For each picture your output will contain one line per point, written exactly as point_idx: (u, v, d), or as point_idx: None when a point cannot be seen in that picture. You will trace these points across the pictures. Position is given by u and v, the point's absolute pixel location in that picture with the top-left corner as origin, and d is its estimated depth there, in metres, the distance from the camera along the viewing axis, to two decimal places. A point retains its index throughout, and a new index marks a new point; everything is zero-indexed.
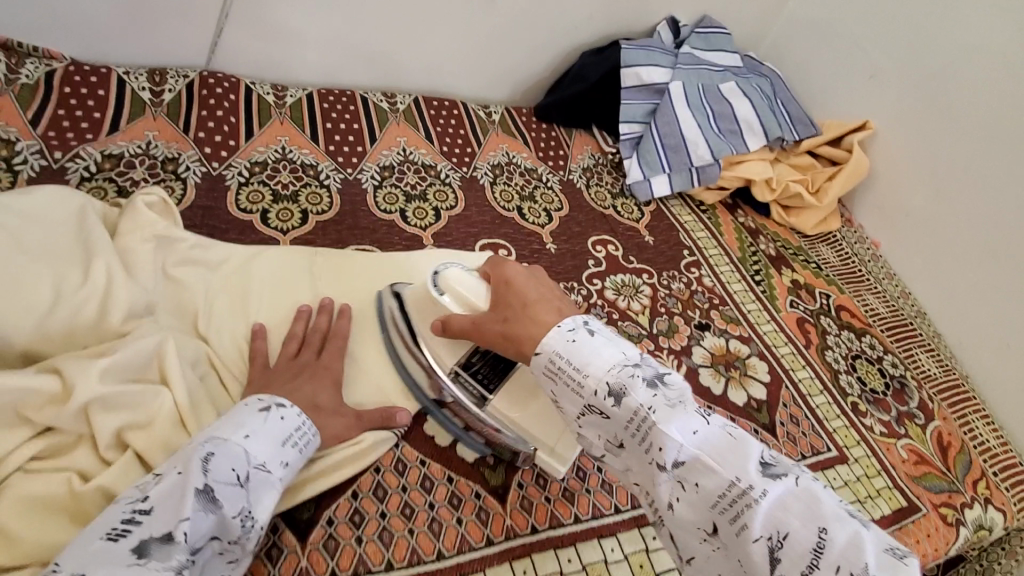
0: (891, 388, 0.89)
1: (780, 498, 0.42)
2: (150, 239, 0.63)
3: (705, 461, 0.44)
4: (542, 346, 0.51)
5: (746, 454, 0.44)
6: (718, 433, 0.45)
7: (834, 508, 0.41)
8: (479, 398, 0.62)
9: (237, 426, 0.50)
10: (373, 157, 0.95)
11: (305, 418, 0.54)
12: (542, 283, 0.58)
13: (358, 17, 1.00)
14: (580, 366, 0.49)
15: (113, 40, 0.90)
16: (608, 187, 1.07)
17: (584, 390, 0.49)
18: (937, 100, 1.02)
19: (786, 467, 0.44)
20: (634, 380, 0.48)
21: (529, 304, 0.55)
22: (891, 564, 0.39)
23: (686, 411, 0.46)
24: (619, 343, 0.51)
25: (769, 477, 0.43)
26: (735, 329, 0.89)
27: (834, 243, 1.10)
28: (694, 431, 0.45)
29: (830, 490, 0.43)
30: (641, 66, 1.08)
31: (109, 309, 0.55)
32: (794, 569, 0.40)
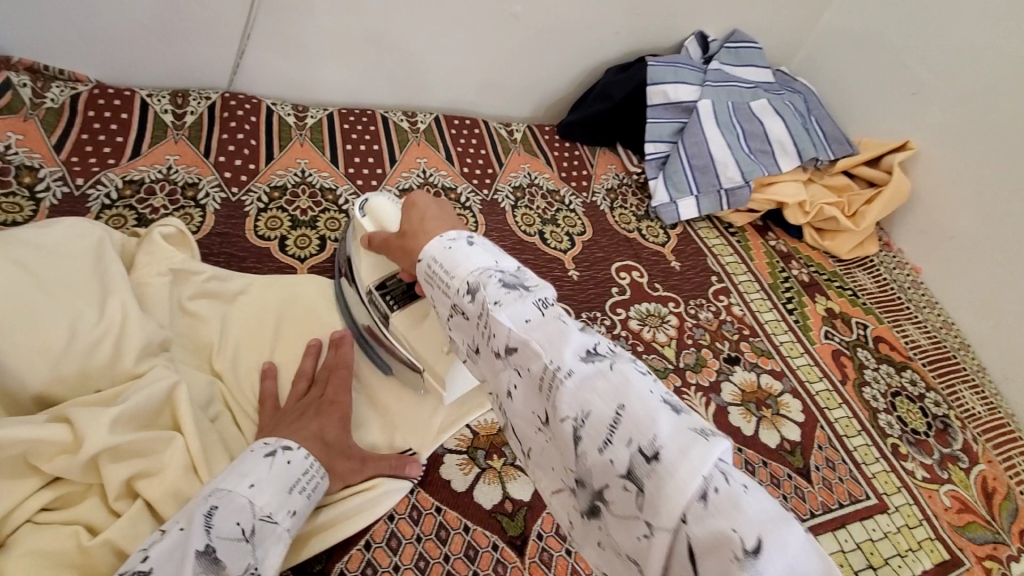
0: (933, 429, 0.84)
1: (590, 379, 0.38)
2: (166, 273, 0.63)
3: (532, 346, 0.41)
4: (426, 254, 0.50)
5: (570, 339, 0.40)
6: (551, 319, 0.42)
7: (641, 389, 0.37)
8: (383, 317, 0.64)
9: (241, 474, 0.48)
10: (393, 179, 0.93)
11: (313, 458, 0.53)
12: (444, 208, 0.58)
13: (380, 37, 0.99)
14: (449, 269, 0.48)
15: (138, 63, 0.90)
16: (633, 209, 1.03)
17: (449, 290, 0.47)
18: (984, 120, 0.96)
19: (613, 355, 0.40)
20: (490, 279, 0.45)
21: (426, 218, 0.55)
22: (690, 439, 0.34)
23: (524, 300, 0.43)
24: (496, 255, 0.49)
25: (583, 360, 0.39)
26: (767, 362, 0.84)
27: (871, 269, 1.05)
28: (525, 319, 0.42)
29: (651, 378, 0.39)
30: (668, 84, 1.04)
31: (122, 350, 0.54)
32: (592, 446, 0.37)
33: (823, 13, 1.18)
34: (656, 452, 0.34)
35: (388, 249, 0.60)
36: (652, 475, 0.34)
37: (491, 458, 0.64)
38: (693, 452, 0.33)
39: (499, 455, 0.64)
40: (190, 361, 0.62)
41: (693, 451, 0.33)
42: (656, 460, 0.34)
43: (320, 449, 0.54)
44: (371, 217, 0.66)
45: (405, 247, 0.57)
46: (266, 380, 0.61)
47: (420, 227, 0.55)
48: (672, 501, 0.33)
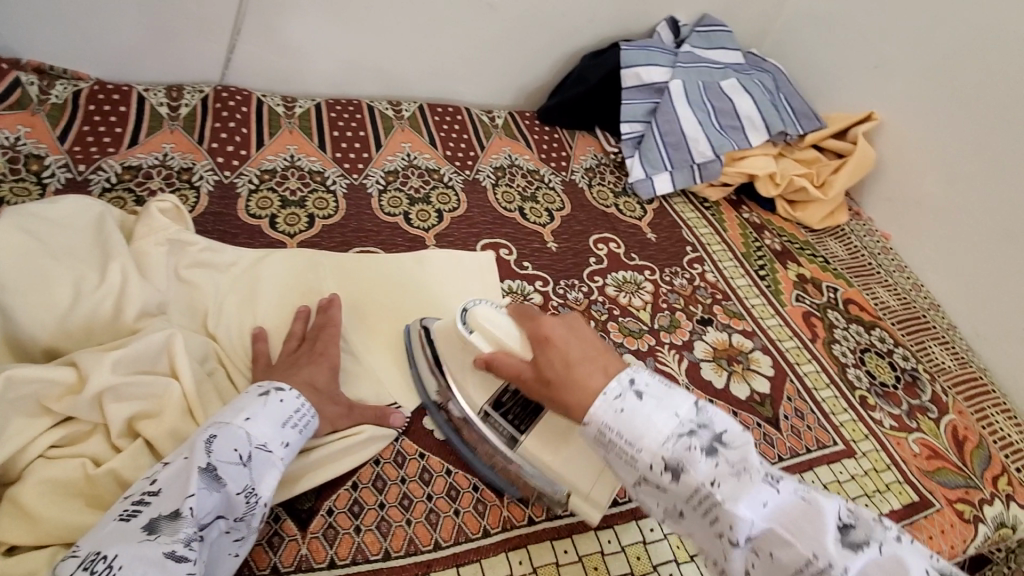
0: (902, 381, 0.86)
1: (861, 567, 0.42)
2: (164, 242, 0.67)
3: (780, 532, 0.44)
4: (591, 417, 0.50)
5: (823, 526, 0.43)
6: (792, 500, 0.45)
7: (917, 571, 0.42)
8: (509, 440, 0.60)
9: (237, 410, 0.52)
10: (378, 162, 0.98)
11: (305, 399, 0.57)
12: (582, 336, 0.56)
13: (364, 29, 1.04)
14: (632, 440, 0.48)
15: (134, 59, 0.95)
16: (611, 186, 1.08)
17: (639, 466, 0.48)
18: (942, 89, 1.01)
19: (860, 522, 0.44)
20: (693, 453, 0.46)
21: (571, 365, 0.53)
22: None
23: (753, 480, 0.46)
24: (666, 401, 0.49)
25: (845, 544, 0.43)
26: (739, 323, 0.88)
27: (842, 238, 1.09)
28: (766, 505, 0.45)
29: (909, 547, 0.43)
30: (640, 66, 1.09)
31: (123, 308, 0.58)
32: None
33: None
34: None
35: (526, 389, 0.57)
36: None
37: None
38: None
39: None
40: (186, 324, 0.66)
41: None
42: None
43: (310, 393, 0.59)
44: (477, 331, 0.61)
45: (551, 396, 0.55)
46: (258, 340, 0.65)
47: (566, 374, 0.53)
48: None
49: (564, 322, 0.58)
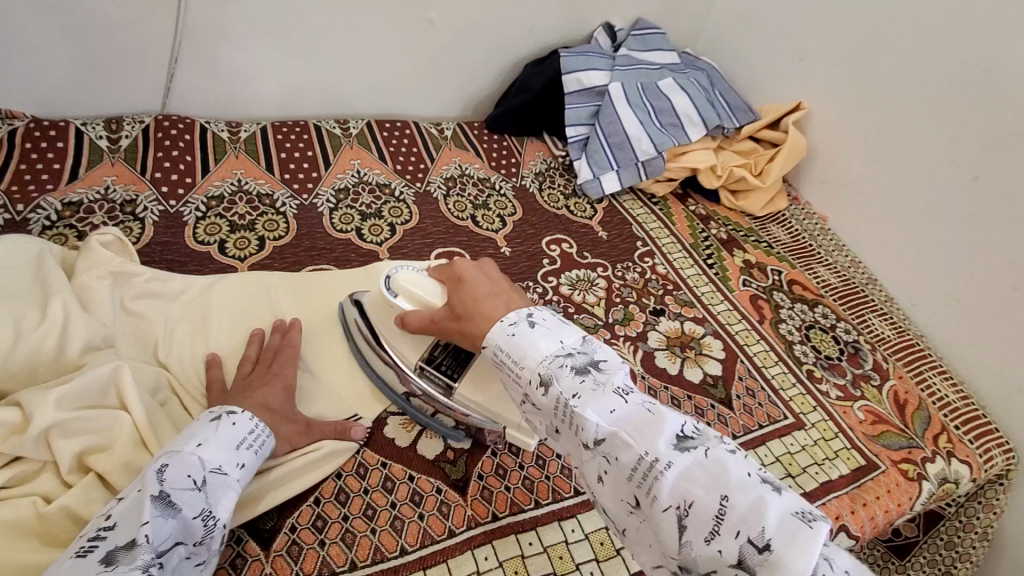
0: (845, 353, 0.91)
1: (688, 469, 0.43)
2: (107, 275, 0.67)
3: (621, 436, 0.46)
4: (489, 340, 0.57)
5: (660, 430, 0.45)
6: (636, 409, 0.47)
7: (740, 477, 0.42)
8: (445, 388, 0.65)
9: (188, 437, 0.53)
10: (328, 181, 0.98)
11: (257, 421, 0.58)
12: (491, 277, 0.64)
13: (306, 51, 1.05)
14: (518, 358, 0.54)
15: (73, 94, 0.95)
16: (561, 189, 1.10)
17: (522, 381, 0.53)
18: (861, 77, 1.07)
19: (703, 438, 0.45)
20: (563, 370, 0.51)
21: (480, 299, 0.61)
22: (795, 528, 0.39)
23: (606, 390, 0.49)
24: (556, 332, 0.55)
25: (679, 448, 0.45)
26: (689, 311, 0.91)
27: (784, 222, 1.14)
28: (611, 410, 0.48)
29: (744, 460, 0.44)
30: (580, 72, 1.12)
31: (66, 345, 0.57)
32: (697, 536, 0.41)
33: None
34: (766, 542, 0.39)
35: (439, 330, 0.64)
36: (765, 563, 0.39)
37: None
38: (800, 541, 0.39)
39: None
40: (135, 355, 0.65)
41: (798, 540, 0.39)
42: (768, 550, 0.39)
43: (264, 415, 0.59)
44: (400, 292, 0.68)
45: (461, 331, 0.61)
46: (212, 367, 0.65)
47: (474, 309, 0.60)
48: None
49: (475, 263, 0.66)
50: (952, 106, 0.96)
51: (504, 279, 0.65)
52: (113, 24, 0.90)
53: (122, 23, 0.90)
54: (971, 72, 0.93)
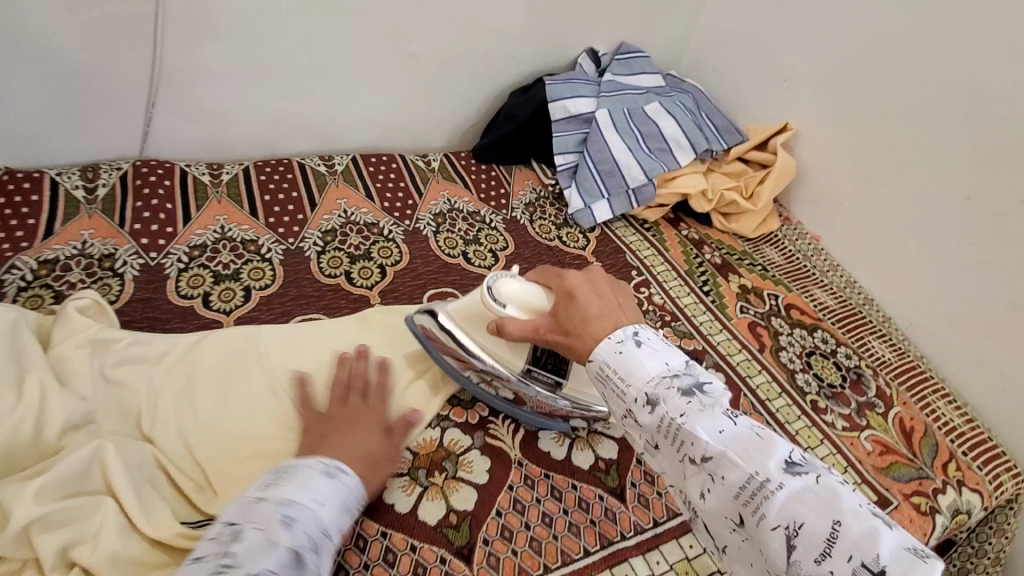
0: (848, 380, 0.90)
1: (798, 492, 0.45)
2: (85, 344, 0.64)
3: (729, 456, 0.48)
4: (597, 356, 0.58)
5: (770, 453, 0.47)
6: (745, 431, 0.49)
7: (853, 504, 0.43)
8: (553, 385, 0.71)
9: (309, 489, 0.52)
10: (314, 223, 0.95)
11: (359, 480, 0.57)
12: (600, 296, 0.64)
13: (286, 89, 1.03)
14: (626, 377, 0.55)
15: (47, 143, 0.92)
16: (552, 219, 1.09)
17: (626, 397, 0.54)
18: (846, 97, 1.08)
19: (812, 465, 0.47)
20: (670, 392, 0.52)
21: (590, 318, 0.61)
22: (911, 560, 0.40)
23: (713, 412, 0.50)
24: (662, 352, 0.56)
25: (789, 473, 0.46)
26: (689, 343, 0.90)
27: (777, 243, 1.14)
28: (720, 430, 0.49)
29: (857, 491, 0.44)
30: (566, 99, 1.11)
31: (44, 427, 0.54)
32: (807, 556, 0.42)
33: (700, 19, 1.30)
34: (882, 567, 0.40)
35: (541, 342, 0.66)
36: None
37: (432, 475, 0.66)
38: (917, 570, 0.39)
39: (439, 471, 0.67)
40: (118, 429, 0.62)
41: (916, 568, 0.39)
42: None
43: None
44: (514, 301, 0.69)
45: (568, 346, 0.63)
46: None
47: (584, 328, 0.61)
48: None
49: (583, 278, 0.66)
50: (939, 126, 0.96)
51: (614, 297, 0.65)
52: (87, 69, 0.87)
53: (97, 68, 0.88)
54: (956, 92, 0.94)
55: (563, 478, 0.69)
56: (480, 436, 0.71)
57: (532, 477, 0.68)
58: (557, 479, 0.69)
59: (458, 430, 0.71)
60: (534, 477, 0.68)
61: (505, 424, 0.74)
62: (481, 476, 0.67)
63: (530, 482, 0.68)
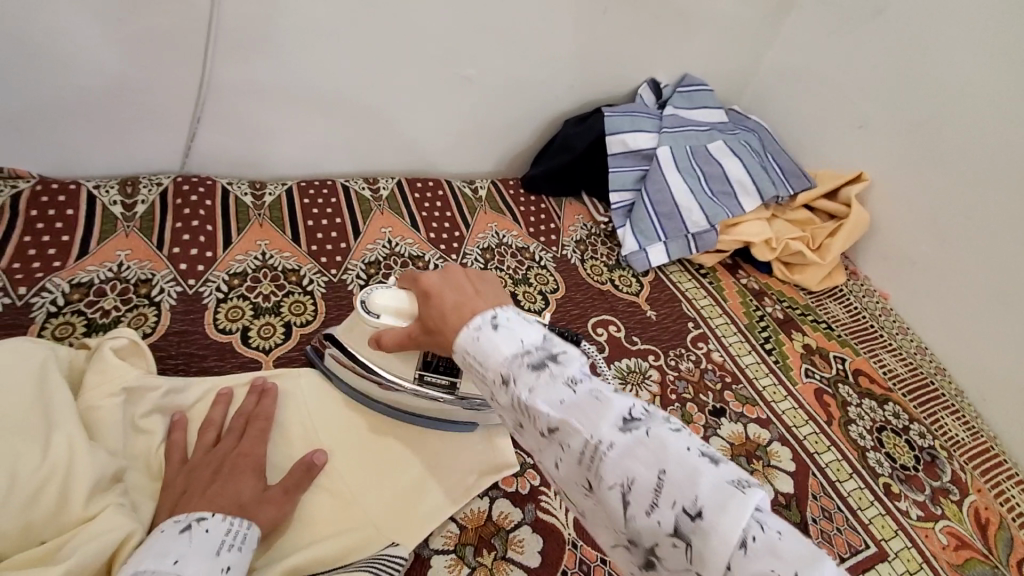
0: (922, 462, 0.83)
1: (630, 447, 0.38)
2: (119, 392, 0.59)
3: (570, 424, 0.40)
4: (456, 342, 0.47)
5: (605, 413, 0.40)
6: (584, 396, 0.41)
7: (680, 450, 0.37)
8: (450, 386, 0.67)
9: (161, 554, 0.47)
10: (358, 253, 0.91)
11: (232, 519, 0.53)
12: (460, 283, 0.53)
13: (334, 108, 0.99)
14: (479, 359, 0.45)
15: (84, 153, 0.88)
16: (604, 259, 1.03)
17: (485, 381, 0.45)
18: (929, 151, 1.00)
19: (648, 417, 0.40)
20: (521, 369, 0.43)
21: (447, 313, 0.50)
22: (728, 494, 0.35)
23: (556, 380, 0.42)
24: (518, 325, 0.46)
25: (623, 430, 0.39)
26: (752, 411, 0.84)
27: (842, 299, 1.07)
28: (561, 400, 0.41)
29: (688, 433, 0.39)
30: (626, 133, 1.05)
31: (70, 494, 0.50)
32: (639, 511, 0.37)
33: (767, 53, 1.23)
34: (700, 512, 0.35)
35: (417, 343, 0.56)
36: (698, 534, 0.34)
37: (480, 554, 0.62)
38: (734, 510, 0.34)
39: (488, 549, 0.62)
40: (147, 489, 0.58)
41: (732, 509, 0.34)
42: (701, 521, 0.35)
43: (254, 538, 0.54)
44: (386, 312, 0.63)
45: (438, 344, 0.52)
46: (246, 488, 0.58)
47: (446, 324, 0.50)
48: (718, 558, 0.34)
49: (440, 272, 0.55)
50: None
51: (476, 280, 0.54)
52: (134, 82, 0.84)
53: (143, 82, 0.84)
54: None
55: (621, 565, 0.64)
56: (532, 510, 0.66)
57: (588, 563, 0.63)
58: (614, 565, 0.64)
59: (508, 501, 0.66)
60: (590, 562, 0.63)
61: (557, 496, 0.68)
62: (532, 558, 0.62)
63: (585, 568, 0.63)
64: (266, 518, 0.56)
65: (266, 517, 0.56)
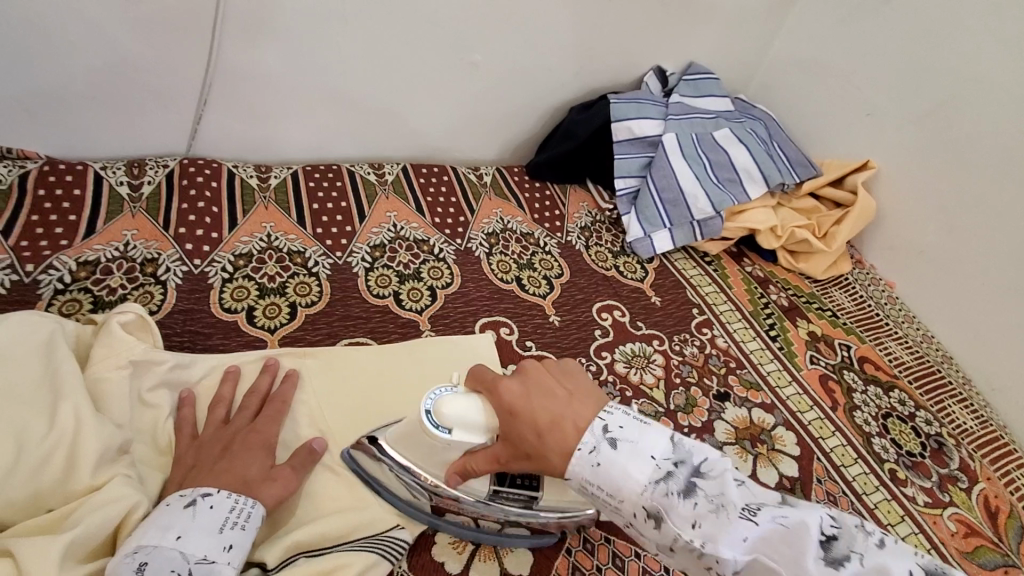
0: (928, 449, 0.83)
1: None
2: (126, 365, 0.60)
3: (763, 562, 0.45)
4: (569, 472, 0.51)
5: (802, 545, 0.44)
6: (772, 528, 0.46)
7: (901, 573, 0.43)
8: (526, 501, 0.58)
9: (165, 528, 0.48)
10: (363, 236, 0.91)
11: (238, 496, 0.52)
12: (547, 391, 0.54)
13: (340, 92, 0.99)
14: (613, 493, 0.50)
15: (91, 135, 0.88)
16: (609, 246, 1.03)
17: (622, 513, 0.50)
18: (938, 139, 1.00)
19: (845, 535, 0.46)
20: (670, 500, 0.48)
21: (544, 431, 0.52)
22: None
23: (728, 518, 0.46)
24: (646, 449, 0.51)
25: (829, 564, 0.44)
26: (757, 396, 0.84)
27: (847, 287, 1.06)
28: (744, 538, 0.46)
29: (890, 552, 0.45)
30: (631, 120, 1.05)
31: (76, 463, 0.50)
32: None
33: (774, 42, 1.23)
34: None
35: (505, 465, 0.55)
36: None
37: None
38: None
39: None
40: (151, 461, 0.58)
41: None
42: None
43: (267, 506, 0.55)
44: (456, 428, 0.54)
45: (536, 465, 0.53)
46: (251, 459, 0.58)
47: (546, 444, 0.52)
48: None
49: (519, 380, 0.55)
50: None
51: (557, 380, 0.56)
52: (141, 64, 0.84)
53: (151, 63, 0.84)
54: None
55: (626, 544, 0.64)
56: None
57: (592, 541, 0.63)
58: (618, 544, 0.64)
59: None
60: (594, 540, 0.63)
61: None
62: (536, 536, 0.62)
63: (589, 547, 0.63)
64: (269, 497, 0.55)
65: (270, 496, 0.55)
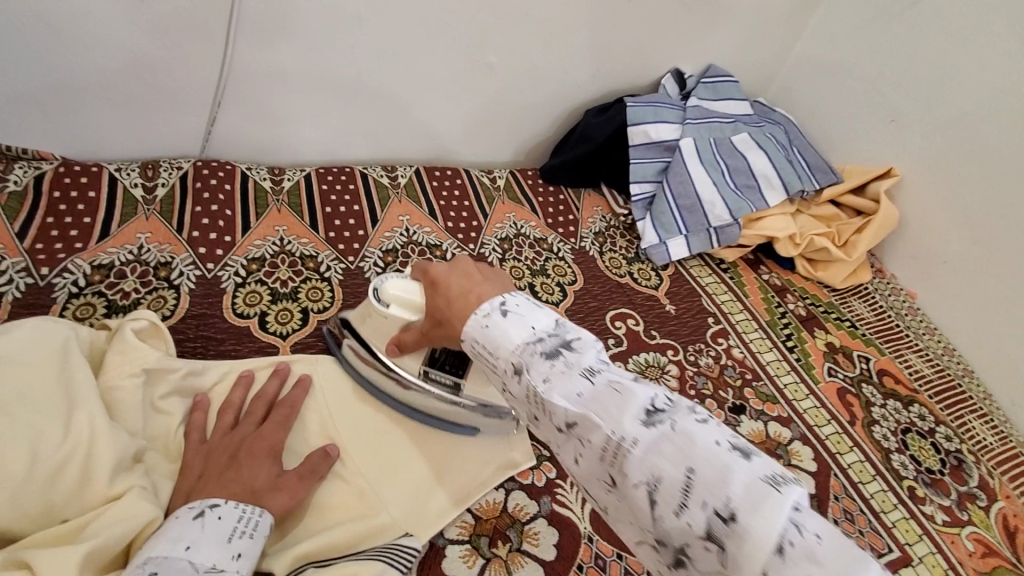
0: (948, 466, 0.81)
1: (653, 441, 0.38)
2: (140, 372, 0.60)
3: (590, 419, 0.40)
4: (464, 332, 0.48)
5: (626, 406, 0.39)
6: (604, 389, 0.41)
7: (709, 444, 0.37)
8: (454, 386, 0.64)
9: (174, 540, 0.47)
10: (375, 240, 0.90)
11: (245, 505, 0.52)
12: (468, 271, 0.53)
13: (353, 94, 0.98)
14: (491, 349, 0.46)
15: (106, 137, 0.89)
16: (623, 252, 1.01)
17: (497, 371, 0.46)
18: (966, 146, 0.97)
19: (672, 409, 0.40)
20: (533, 357, 0.44)
21: (453, 300, 0.50)
22: (763, 492, 0.34)
23: (572, 373, 0.42)
24: (530, 313, 0.47)
25: (646, 424, 0.38)
26: (773, 409, 0.82)
27: (867, 297, 1.04)
28: (579, 394, 0.41)
29: (715, 427, 0.38)
30: (648, 123, 1.03)
31: (91, 473, 0.50)
32: (668, 510, 0.36)
33: (795, 44, 1.20)
34: (732, 512, 0.34)
35: (428, 339, 0.57)
36: (732, 537, 0.33)
37: (495, 546, 0.61)
38: (767, 508, 0.33)
39: (503, 541, 0.62)
40: (165, 469, 0.58)
41: (766, 507, 0.33)
42: (733, 521, 0.33)
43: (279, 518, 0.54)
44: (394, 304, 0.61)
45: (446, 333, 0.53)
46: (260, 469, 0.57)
47: (452, 310, 0.50)
48: (755, 560, 0.32)
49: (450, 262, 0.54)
50: None
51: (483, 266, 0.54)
52: (155, 65, 0.83)
53: (164, 65, 0.84)
54: None
55: (638, 561, 0.63)
56: (547, 502, 0.66)
57: (604, 557, 0.62)
58: (630, 561, 0.63)
59: (523, 493, 0.66)
60: (605, 556, 0.62)
61: (574, 490, 0.67)
62: (546, 551, 0.62)
63: (601, 563, 0.62)
64: (277, 505, 0.55)
65: (277, 505, 0.55)
